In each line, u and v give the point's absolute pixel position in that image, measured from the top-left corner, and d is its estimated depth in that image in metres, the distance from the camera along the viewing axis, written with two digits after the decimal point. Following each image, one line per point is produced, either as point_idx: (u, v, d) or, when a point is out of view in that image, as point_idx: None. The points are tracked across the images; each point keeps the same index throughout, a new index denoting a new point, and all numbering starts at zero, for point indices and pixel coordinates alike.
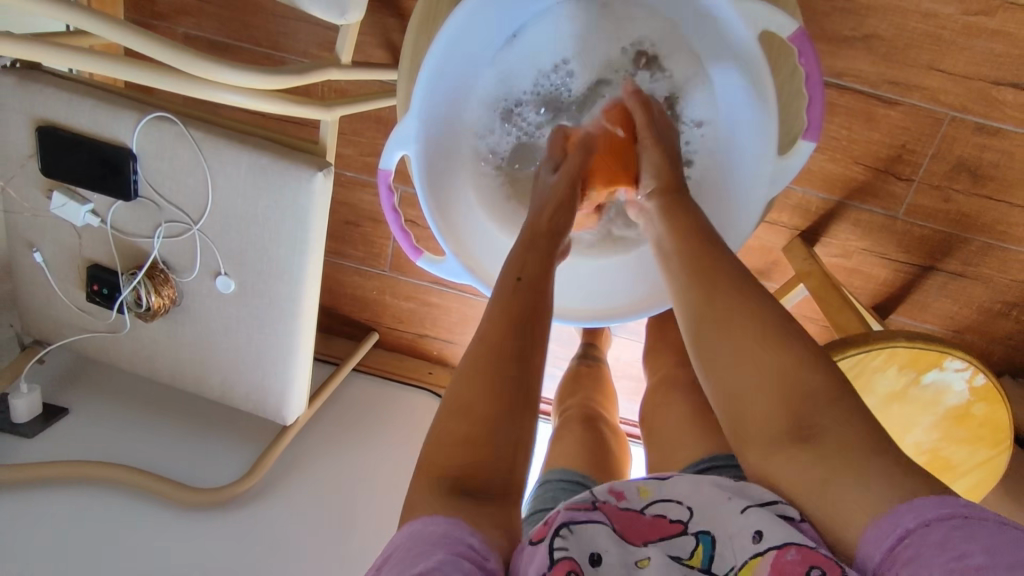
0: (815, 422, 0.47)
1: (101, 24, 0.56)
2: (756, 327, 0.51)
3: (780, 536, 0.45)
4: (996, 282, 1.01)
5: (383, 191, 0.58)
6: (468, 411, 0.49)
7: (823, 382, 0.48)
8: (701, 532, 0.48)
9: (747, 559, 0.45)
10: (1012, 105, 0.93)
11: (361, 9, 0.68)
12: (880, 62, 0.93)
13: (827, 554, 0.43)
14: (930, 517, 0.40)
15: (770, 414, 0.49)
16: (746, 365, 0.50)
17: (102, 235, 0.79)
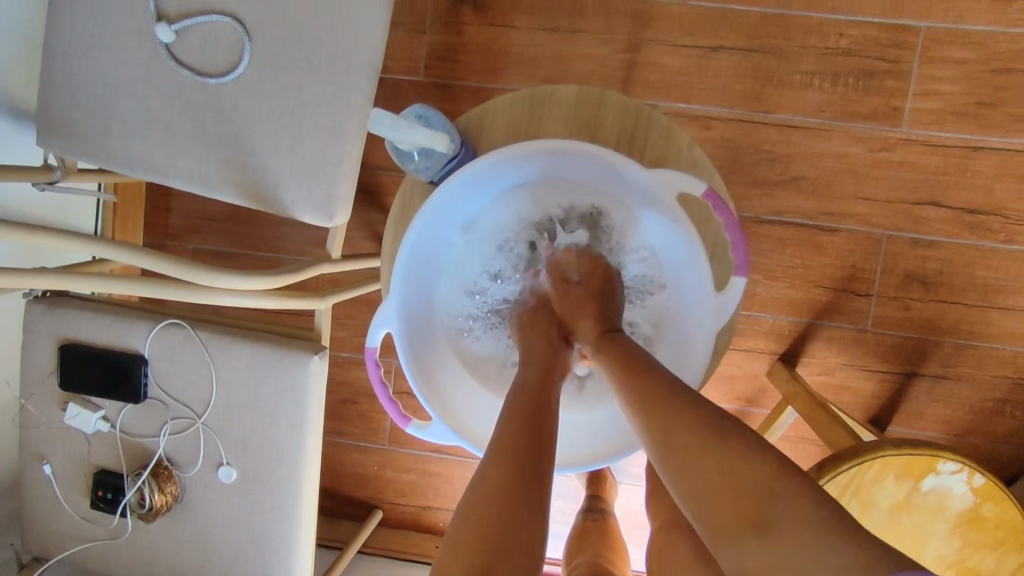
0: (770, 514, 0.45)
1: (120, 253, 0.66)
2: (689, 434, 0.50)
3: None
4: (980, 380, 1.04)
5: (370, 367, 0.60)
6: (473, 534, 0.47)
7: (762, 474, 0.46)
8: None
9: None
10: (937, 219, 1.03)
11: (347, 212, 0.79)
12: (811, 197, 1.05)
13: None
14: None
15: (726, 517, 0.46)
16: (693, 475, 0.49)
17: (111, 439, 0.82)
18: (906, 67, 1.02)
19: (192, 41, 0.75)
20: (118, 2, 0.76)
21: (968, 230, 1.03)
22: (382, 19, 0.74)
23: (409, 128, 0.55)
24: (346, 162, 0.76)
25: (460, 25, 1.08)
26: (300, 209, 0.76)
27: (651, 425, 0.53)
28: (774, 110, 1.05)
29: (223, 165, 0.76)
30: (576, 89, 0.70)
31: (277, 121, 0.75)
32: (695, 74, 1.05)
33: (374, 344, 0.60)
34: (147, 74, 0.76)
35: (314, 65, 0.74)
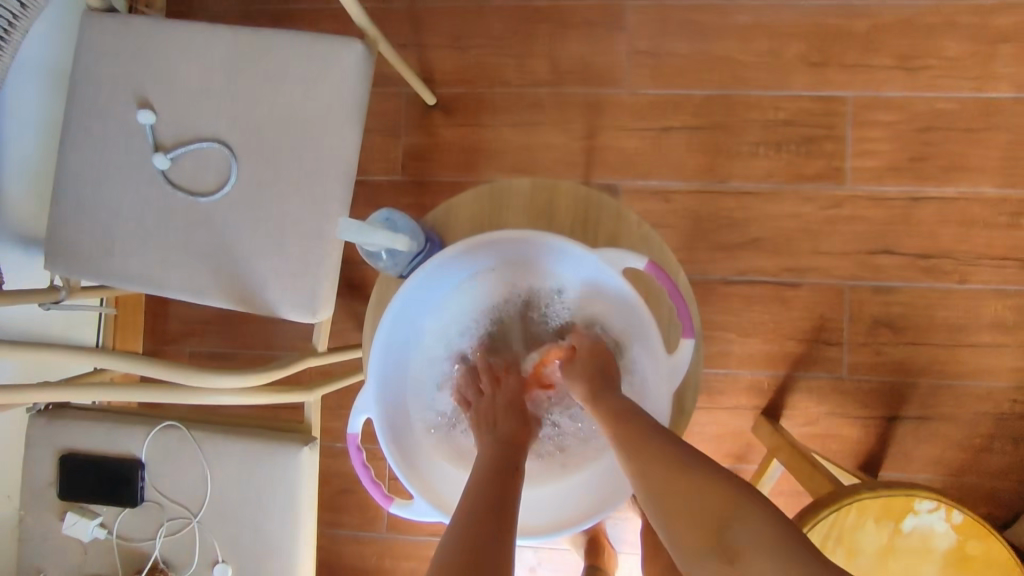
0: (736, 541, 0.49)
1: (118, 362, 0.70)
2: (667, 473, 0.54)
3: None
4: (961, 418, 1.06)
5: (351, 452, 0.62)
6: None
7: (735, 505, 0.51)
8: None
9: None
10: (893, 266, 1.09)
11: (330, 306, 0.84)
12: (772, 255, 1.11)
13: None
14: None
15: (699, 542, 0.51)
16: (670, 504, 0.53)
17: (107, 546, 0.83)
18: (842, 132, 1.11)
19: (186, 167, 0.84)
20: (119, 138, 0.85)
21: (924, 274, 1.08)
22: (354, 134, 0.83)
23: (373, 231, 0.61)
24: (328, 262, 0.82)
25: (432, 127, 1.19)
26: (286, 307, 0.82)
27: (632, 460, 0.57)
28: (728, 179, 1.13)
29: (214, 274, 0.82)
30: (531, 182, 0.76)
31: (263, 231, 0.82)
32: (651, 153, 1.15)
33: (356, 430, 0.62)
34: (145, 198, 0.84)
35: (295, 179, 0.82)
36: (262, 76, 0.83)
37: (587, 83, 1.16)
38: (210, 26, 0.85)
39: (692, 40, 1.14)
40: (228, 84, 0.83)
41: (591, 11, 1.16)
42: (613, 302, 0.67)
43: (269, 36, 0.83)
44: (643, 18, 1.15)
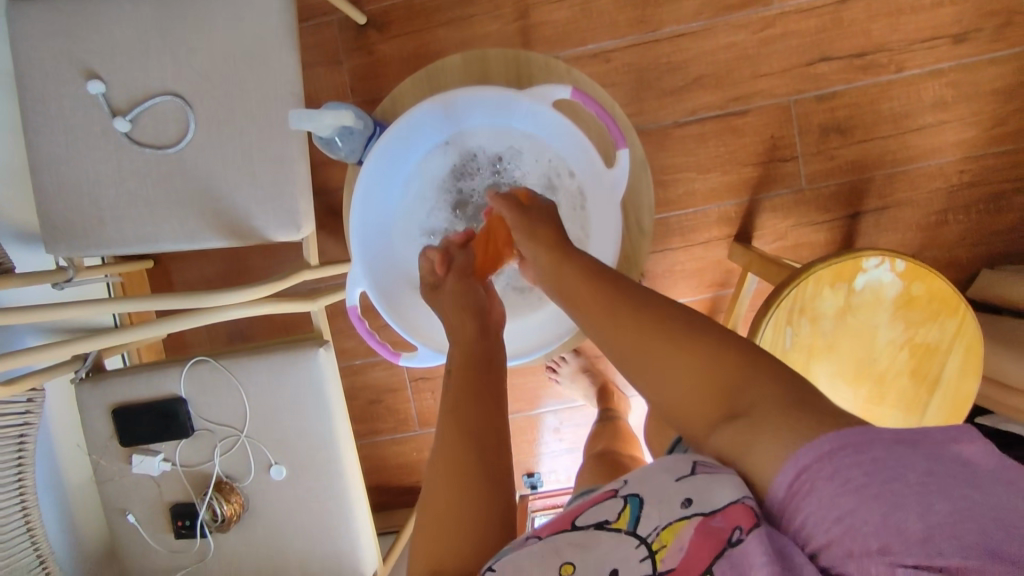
0: (745, 401, 0.49)
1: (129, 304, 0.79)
2: (662, 344, 0.55)
3: (706, 500, 0.47)
4: (917, 200, 1.13)
5: (355, 322, 0.71)
6: (439, 514, 0.53)
7: (737, 370, 0.51)
8: (632, 495, 0.50)
9: (674, 521, 0.47)
10: (832, 73, 1.13)
11: (311, 221, 0.91)
12: (717, 90, 1.15)
13: (748, 505, 0.45)
14: (825, 451, 0.43)
15: (707, 409, 0.52)
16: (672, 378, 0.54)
17: (175, 475, 0.94)
18: None
19: (147, 125, 0.88)
20: (75, 114, 0.90)
21: (862, 72, 1.12)
22: (292, 56, 0.87)
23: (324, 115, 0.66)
24: (299, 181, 0.88)
25: (369, 45, 1.21)
26: (272, 229, 0.89)
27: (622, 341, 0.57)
28: (660, 26, 1.15)
29: (201, 218, 0.89)
30: (462, 57, 0.79)
31: (232, 164, 0.87)
32: (582, 18, 1.16)
33: (355, 304, 0.71)
34: (119, 163, 0.89)
35: (248, 111, 0.86)
36: (192, 22, 0.86)
37: None
38: None
39: None
40: (160, 36, 0.87)
41: None
42: (558, 144, 0.72)
43: None
44: None
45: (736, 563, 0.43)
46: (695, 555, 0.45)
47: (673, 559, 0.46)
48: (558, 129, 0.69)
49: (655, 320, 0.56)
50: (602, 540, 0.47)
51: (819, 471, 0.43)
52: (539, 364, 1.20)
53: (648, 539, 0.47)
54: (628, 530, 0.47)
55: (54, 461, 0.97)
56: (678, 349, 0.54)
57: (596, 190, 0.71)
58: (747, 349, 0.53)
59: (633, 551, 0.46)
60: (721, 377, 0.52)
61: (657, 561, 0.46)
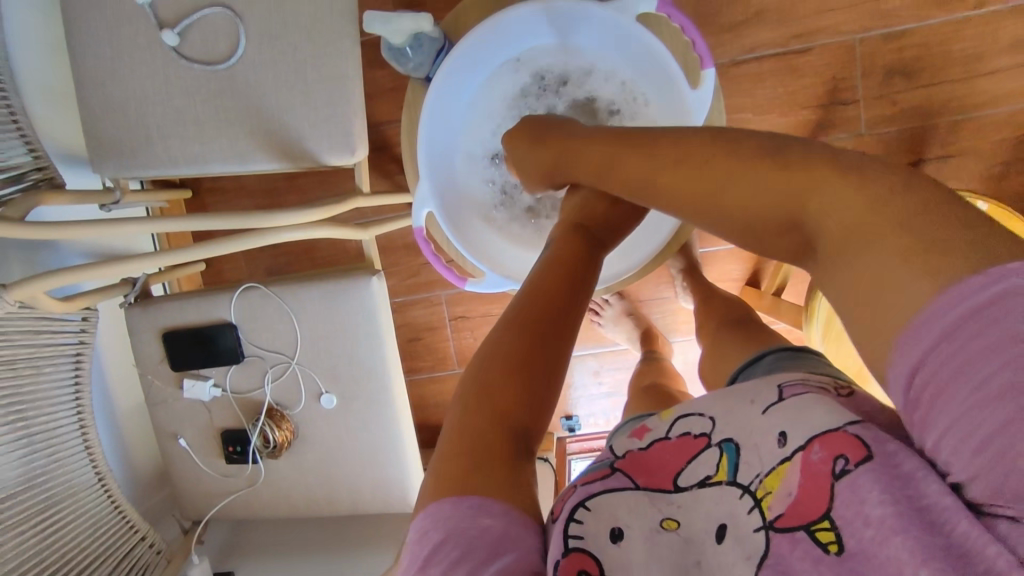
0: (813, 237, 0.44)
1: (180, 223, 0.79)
2: (735, 172, 0.47)
3: (804, 433, 0.42)
4: (981, 149, 1.10)
5: (422, 245, 0.70)
6: (494, 395, 0.49)
7: (823, 200, 0.43)
8: (725, 440, 0.46)
9: (776, 466, 0.42)
10: (902, 10, 1.07)
11: (364, 145, 0.89)
12: (779, 27, 1.10)
13: (852, 431, 0.40)
14: (919, 358, 0.36)
15: (775, 239, 0.47)
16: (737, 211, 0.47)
17: (226, 401, 0.95)
18: None
19: (196, 40, 0.85)
20: (121, 28, 0.86)
21: (935, 9, 1.06)
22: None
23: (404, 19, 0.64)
24: (353, 102, 0.85)
25: None
26: (326, 154, 0.86)
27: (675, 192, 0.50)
28: None
29: (252, 138, 0.87)
30: None
31: (285, 84, 0.84)
32: None
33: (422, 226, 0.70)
34: (167, 81, 0.87)
35: (302, 26, 0.83)
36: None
37: None
38: None
39: None
40: None
41: None
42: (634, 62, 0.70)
43: None
44: None
45: (850, 497, 0.38)
46: (808, 498, 0.40)
47: (781, 504, 0.41)
48: (639, 44, 0.67)
49: (722, 161, 0.47)
50: (705, 497, 0.44)
51: (935, 374, 0.35)
52: None
53: (751, 488, 0.43)
54: (729, 481, 0.44)
55: (105, 383, 0.98)
56: (758, 181, 0.46)
57: (672, 110, 0.69)
58: (854, 167, 0.42)
59: (738, 502, 0.43)
60: (804, 201, 0.44)
61: (763, 510, 0.41)
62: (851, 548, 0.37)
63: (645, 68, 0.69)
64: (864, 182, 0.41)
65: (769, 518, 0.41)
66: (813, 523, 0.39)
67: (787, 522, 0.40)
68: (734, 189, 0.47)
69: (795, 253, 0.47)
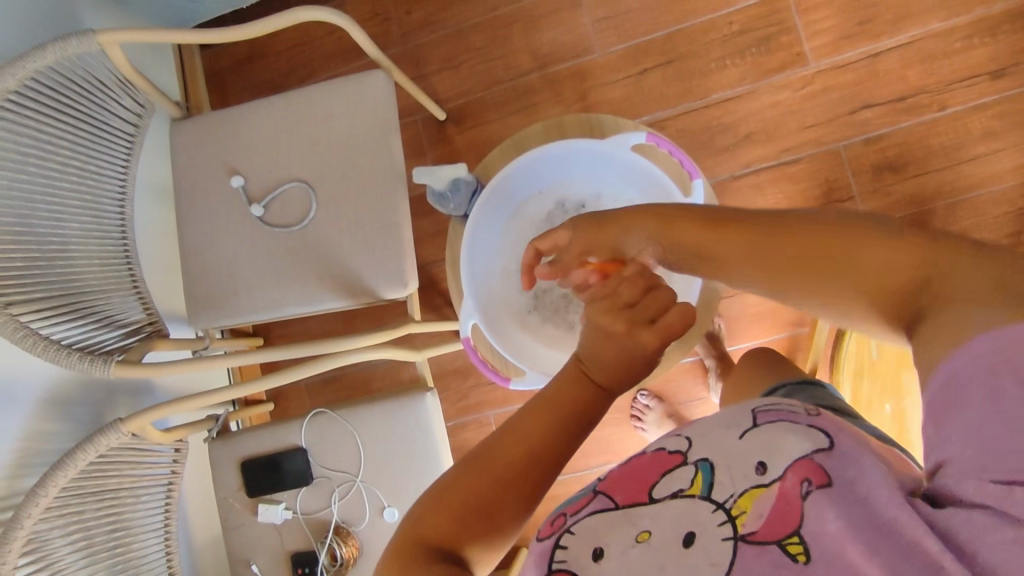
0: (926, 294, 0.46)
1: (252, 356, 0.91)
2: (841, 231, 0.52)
3: (785, 459, 0.44)
4: (984, 225, 1.17)
5: (471, 352, 0.79)
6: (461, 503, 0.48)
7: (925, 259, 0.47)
8: (700, 460, 0.48)
9: (750, 488, 0.44)
10: (876, 117, 1.21)
11: (415, 278, 1.03)
12: (768, 144, 1.25)
13: (817, 459, 0.43)
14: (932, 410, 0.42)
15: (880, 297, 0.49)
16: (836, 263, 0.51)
17: (295, 523, 1.01)
18: (792, 22, 1.25)
19: (276, 209, 1.05)
20: (219, 206, 1.07)
21: (905, 113, 1.20)
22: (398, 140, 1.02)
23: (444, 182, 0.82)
24: (403, 242, 1.01)
25: (448, 137, 1.38)
26: (383, 288, 1.01)
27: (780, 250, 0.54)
28: (708, 94, 1.28)
29: (321, 282, 1.02)
30: (543, 124, 0.91)
31: (347, 236, 1.01)
32: (636, 94, 1.31)
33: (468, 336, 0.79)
34: (253, 242, 1.05)
35: (361, 187, 1.02)
36: (314, 121, 1.04)
37: (564, 55, 1.34)
38: (260, 102, 1.08)
39: None
40: (288, 137, 1.05)
41: None
42: (636, 184, 0.83)
43: (309, 89, 1.06)
44: None
45: (815, 518, 0.41)
46: (779, 518, 0.43)
47: (754, 522, 0.43)
48: (636, 168, 0.80)
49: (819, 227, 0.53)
50: (674, 508, 0.46)
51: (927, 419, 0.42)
52: (623, 412, 1.23)
53: (725, 505, 0.45)
54: (702, 496, 0.46)
55: (186, 515, 1.06)
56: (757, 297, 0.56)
57: None
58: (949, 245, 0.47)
59: (709, 516, 0.44)
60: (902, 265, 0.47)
61: (737, 524, 0.43)
62: (817, 557, 0.40)
63: (644, 188, 0.82)
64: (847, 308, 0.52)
65: (741, 533, 0.43)
66: (785, 538, 0.42)
67: (760, 538, 0.42)
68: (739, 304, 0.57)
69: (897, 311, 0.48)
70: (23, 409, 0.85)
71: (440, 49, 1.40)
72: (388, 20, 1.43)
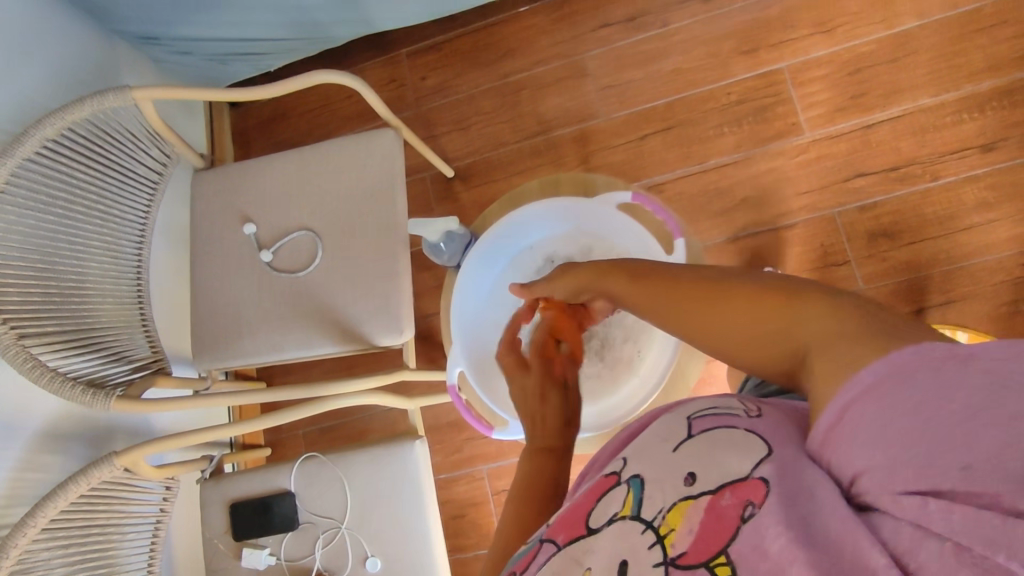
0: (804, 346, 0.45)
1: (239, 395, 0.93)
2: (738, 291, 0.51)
3: (714, 477, 0.44)
4: (980, 293, 1.18)
5: (455, 397, 0.81)
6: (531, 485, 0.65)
7: (806, 312, 0.46)
8: (633, 478, 0.50)
9: (677, 503, 0.45)
10: (869, 186, 1.25)
11: (411, 327, 1.06)
12: (765, 209, 1.28)
13: (760, 475, 0.41)
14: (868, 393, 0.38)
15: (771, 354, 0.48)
16: (731, 322, 0.51)
17: (278, 569, 1.00)
18: (788, 95, 1.31)
19: (284, 256, 1.10)
20: (230, 251, 1.12)
21: (898, 183, 1.23)
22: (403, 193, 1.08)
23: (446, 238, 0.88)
24: (401, 290, 1.04)
25: (455, 194, 1.44)
26: (378, 335, 1.04)
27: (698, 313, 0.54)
28: (706, 159, 1.32)
29: (320, 327, 1.06)
30: (540, 180, 0.95)
31: (348, 283, 1.05)
32: (636, 159, 1.36)
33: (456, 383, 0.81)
34: (259, 286, 1.10)
35: (364, 237, 1.06)
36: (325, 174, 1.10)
37: (568, 121, 1.41)
38: (276, 156, 1.15)
39: (641, 67, 1.39)
40: (299, 188, 1.11)
41: (559, 69, 1.43)
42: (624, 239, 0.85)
43: (321, 146, 1.12)
44: (601, 62, 1.41)
45: (751, 534, 0.39)
46: (706, 537, 0.41)
47: (683, 542, 0.42)
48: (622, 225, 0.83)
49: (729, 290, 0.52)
50: (611, 533, 0.47)
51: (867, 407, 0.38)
52: None
53: (654, 524, 0.45)
54: (632, 515, 0.47)
55: (172, 557, 1.06)
56: (740, 321, 0.50)
57: None
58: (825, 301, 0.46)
59: (640, 538, 0.45)
60: (787, 327, 0.46)
61: (665, 546, 0.43)
62: None
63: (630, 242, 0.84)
64: (811, 307, 0.46)
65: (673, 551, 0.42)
66: (713, 559, 0.40)
67: (690, 559, 0.41)
68: (711, 319, 0.52)
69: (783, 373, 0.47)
70: (24, 439, 0.88)
71: (452, 113, 1.48)
72: (405, 85, 1.52)
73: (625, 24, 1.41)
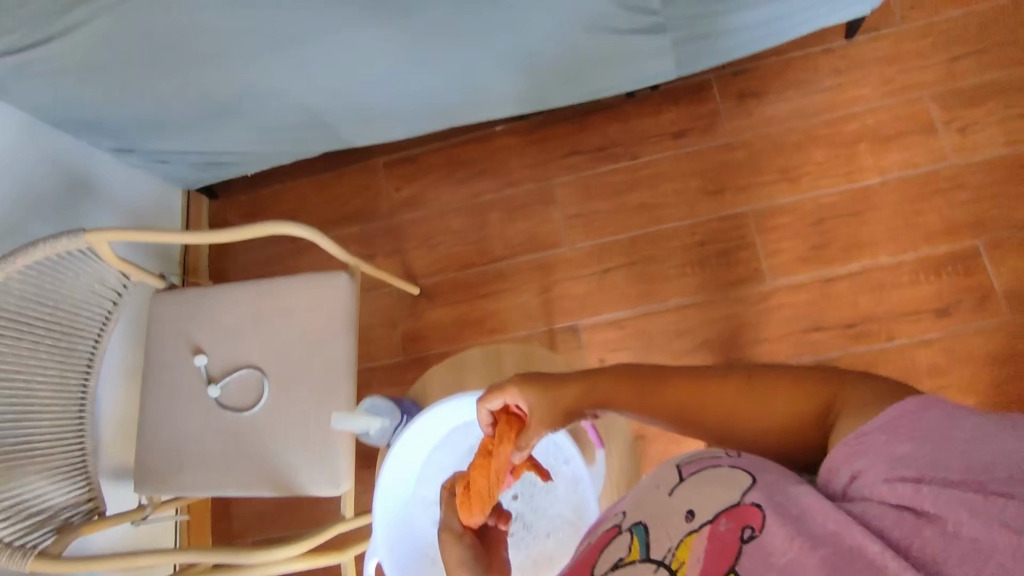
0: (822, 412, 0.47)
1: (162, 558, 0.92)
2: (720, 380, 0.53)
3: (711, 509, 0.45)
4: None
5: None
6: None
7: (797, 385, 0.49)
8: (635, 524, 0.49)
9: (684, 537, 0.45)
10: (826, 339, 1.25)
11: (350, 477, 1.06)
12: (722, 353, 1.29)
13: (750, 501, 0.43)
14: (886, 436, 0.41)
15: (783, 426, 0.49)
16: (735, 404, 0.52)
17: None
18: (751, 239, 1.32)
19: (231, 391, 1.10)
20: (179, 380, 1.13)
21: (854, 340, 1.24)
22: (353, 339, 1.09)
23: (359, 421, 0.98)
24: (341, 438, 1.05)
25: (420, 311, 1.46)
26: (315, 486, 1.03)
27: (691, 404, 0.54)
28: (667, 298, 1.33)
29: (259, 471, 1.06)
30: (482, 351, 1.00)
31: (290, 428, 1.06)
32: (597, 291, 1.37)
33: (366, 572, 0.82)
34: (204, 420, 1.10)
35: (310, 382, 1.07)
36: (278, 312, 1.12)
37: (534, 246, 1.43)
38: (234, 286, 1.16)
39: (610, 198, 1.41)
40: (251, 323, 1.13)
41: (528, 192, 1.46)
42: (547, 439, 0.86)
43: (278, 281, 1.14)
44: (570, 189, 1.43)
45: (755, 557, 0.40)
46: (713, 563, 0.42)
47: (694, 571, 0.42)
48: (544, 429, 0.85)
49: (708, 379, 0.54)
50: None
51: (876, 440, 0.41)
52: None
53: (665, 561, 0.44)
54: (642, 558, 0.46)
55: None
56: (737, 404, 0.52)
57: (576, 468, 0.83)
58: (807, 373, 0.50)
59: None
60: (788, 398, 0.49)
61: None
62: None
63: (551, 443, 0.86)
64: (794, 382, 0.50)
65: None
66: None
67: None
68: (711, 406, 0.53)
69: (805, 438, 0.49)
70: None
71: (423, 227, 1.50)
72: (379, 194, 1.55)
73: (594, 155, 1.44)
